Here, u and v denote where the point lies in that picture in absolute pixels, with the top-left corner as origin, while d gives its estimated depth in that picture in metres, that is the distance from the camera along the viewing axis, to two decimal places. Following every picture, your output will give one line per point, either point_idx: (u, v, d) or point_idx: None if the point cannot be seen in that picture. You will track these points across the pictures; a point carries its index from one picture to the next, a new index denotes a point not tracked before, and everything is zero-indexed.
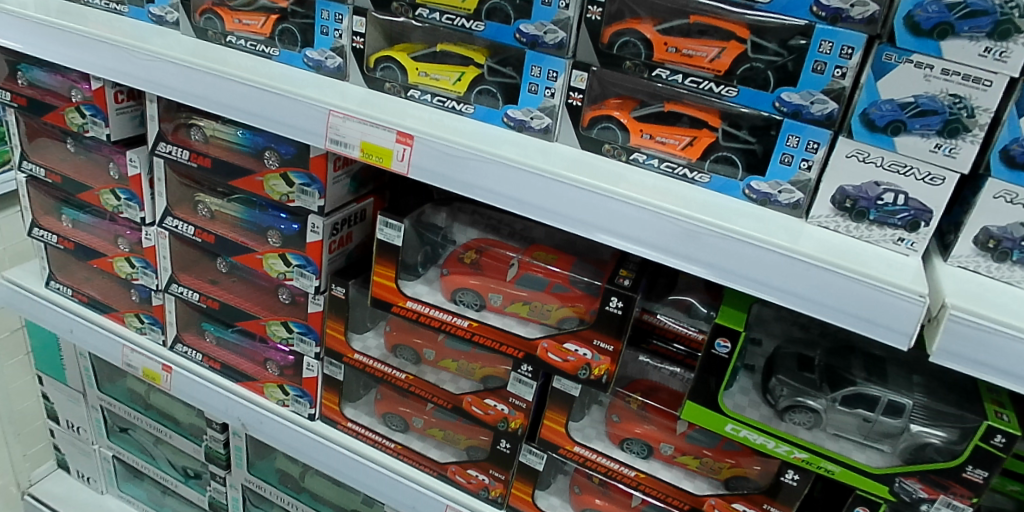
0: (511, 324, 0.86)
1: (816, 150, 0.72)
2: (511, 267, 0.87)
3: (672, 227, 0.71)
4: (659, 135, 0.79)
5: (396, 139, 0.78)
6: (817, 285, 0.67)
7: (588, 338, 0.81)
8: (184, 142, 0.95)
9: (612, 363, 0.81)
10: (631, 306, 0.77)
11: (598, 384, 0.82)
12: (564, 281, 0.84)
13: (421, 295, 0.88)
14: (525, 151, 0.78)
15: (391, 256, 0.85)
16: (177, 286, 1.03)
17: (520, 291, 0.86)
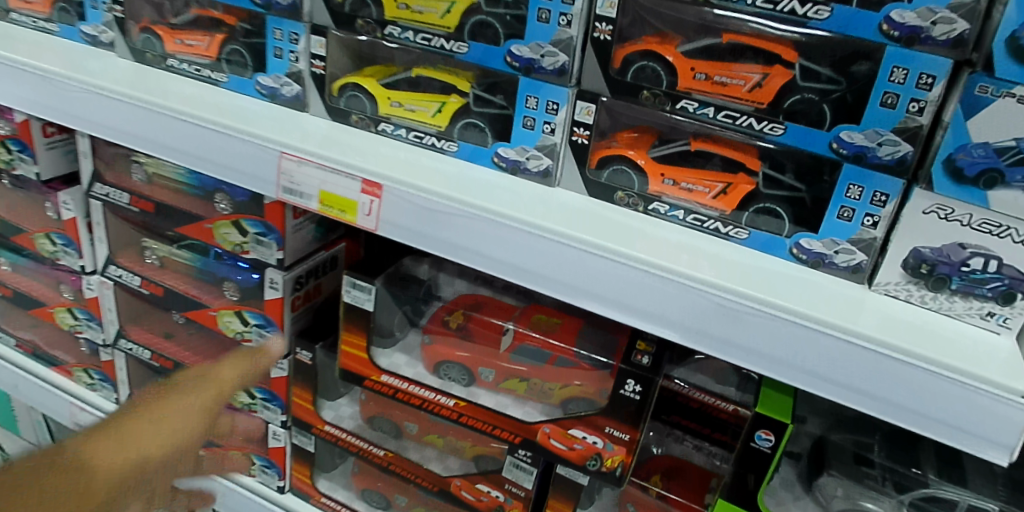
0: (507, 403, 0.73)
1: (883, 203, 0.58)
2: (506, 334, 0.73)
3: (702, 302, 0.56)
4: (684, 180, 0.64)
5: (361, 189, 0.64)
6: (893, 382, 0.52)
7: (599, 424, 0.67)
8: (124, 181, 0.82)
9: (628, 454, 0.67)
10: (652, 391, 0.64)
11: (611, 478, 0.69)
12: (572, 354, 0.70)
13: (399, 367, 0.75)
14: (522, 201, 0.64)
15: (360, 323, 0.72)
16: (126, 342, 0.90)
17: (519, 366, 0.73)
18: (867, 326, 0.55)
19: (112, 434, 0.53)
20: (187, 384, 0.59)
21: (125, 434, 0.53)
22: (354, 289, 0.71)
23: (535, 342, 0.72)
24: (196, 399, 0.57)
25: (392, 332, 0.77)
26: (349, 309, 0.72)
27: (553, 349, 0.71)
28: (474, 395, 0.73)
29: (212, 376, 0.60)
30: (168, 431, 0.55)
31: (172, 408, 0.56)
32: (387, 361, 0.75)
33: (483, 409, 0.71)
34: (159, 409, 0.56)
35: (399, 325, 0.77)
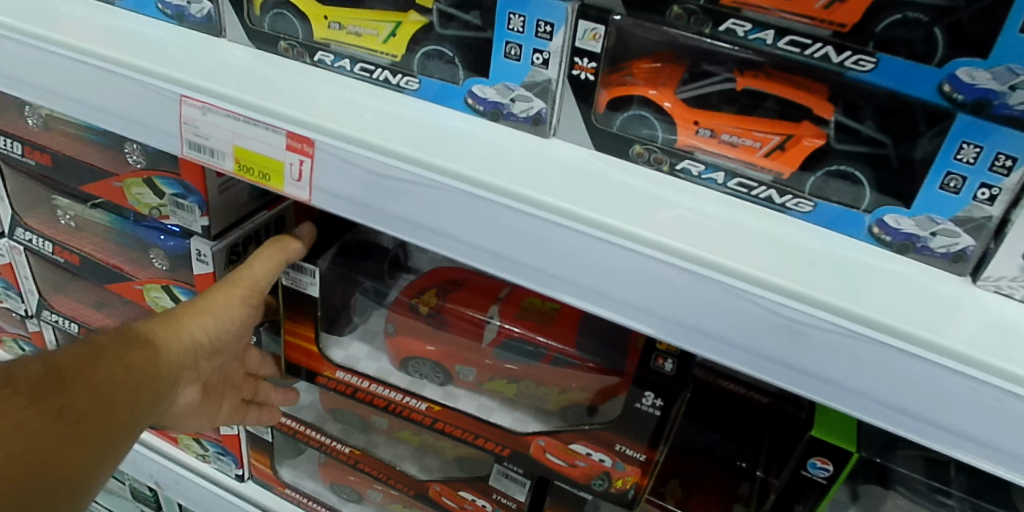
0: (494, 406, 0.65)
1: (1007, 170, 0.40)
2: (488, 323, 0.65)
3: (755, 312, 0.41)
4: (726, 130, 0.48)
5: (286, 146, 0.47)
6: (1010, 429, 0.37)
7: (606, 441, 0.55)
8: (16, 127, 0.66)
9: (642, 476, 0.55)
10: (676, 406, 0.51)
11: (621, 499, 0.58)
12: (568, 351, 0.61)
13: (358, 360, 0.68)
14: (502, 161, 0.47)
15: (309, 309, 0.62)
16: (49, 314, 0.76)
17: (503, 363, 0.65)
18: (990, 348, 0.39)
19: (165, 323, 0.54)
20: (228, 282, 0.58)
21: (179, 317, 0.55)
22: (294, 271, 0.61)
23: (522, 333, 0.63)
24: (233, 289, 0.56)
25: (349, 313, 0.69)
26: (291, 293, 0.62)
27: (549, 346, 0.62)
28: (450, 397, 0.66)
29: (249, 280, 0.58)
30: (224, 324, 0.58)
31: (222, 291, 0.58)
32: (344, 353, 0.68)
33: (459, 415, 0.62)
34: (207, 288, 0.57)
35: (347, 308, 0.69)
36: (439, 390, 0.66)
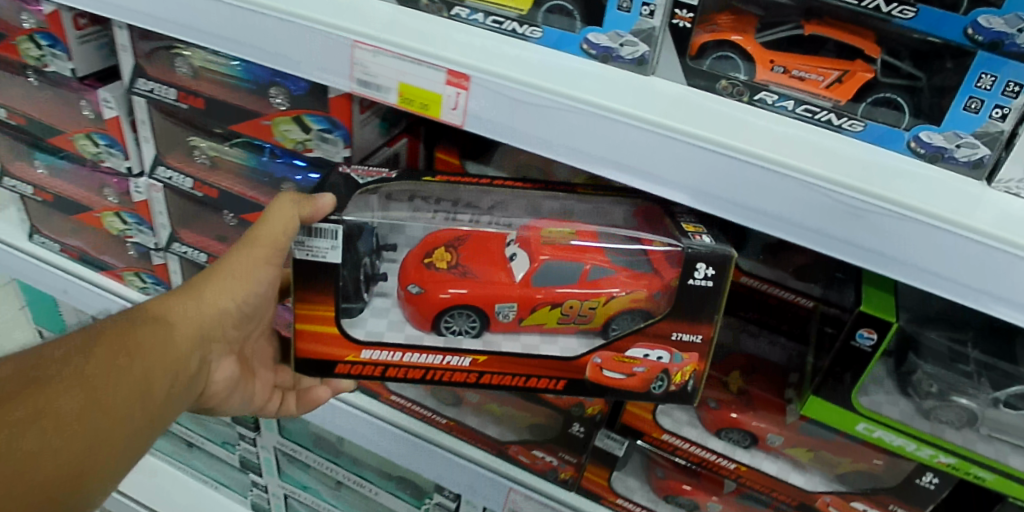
0: (535, 342, 0.72)
1: (1016, 94, 0.53)
2: (512, 261, 0.72)
3: (828, 202, 0.54)
4: (796, 68, 0.61)
5: (446, 81, 0.59)
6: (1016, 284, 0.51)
7: (662, 336, 0.65)
8: (168, 76, 0.76)
9: (699, 363, 0.66)
10: (725, 272, 0.61)
11: (682, 392, 0.68)
12: (603, 261, 0.70)
13: (382, 334, 0.71)
14: (614, 90, 0.59)
15: (328, 280, 0.64)
16: (179, 246, 0.87)
17: (537, 290, 0.72)
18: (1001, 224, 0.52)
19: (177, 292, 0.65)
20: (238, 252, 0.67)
21: (199, 295, 0.64)
22: (311, 237, 0.62)
23: (552, 260, 0.70)
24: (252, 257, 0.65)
25: (359, 289, 0.71)
26: (301, 266, 0.64)
27: (586, 259, 0.70)
28: (492, 344, 0.72)
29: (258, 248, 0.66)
30: (238, 290, 0.67)
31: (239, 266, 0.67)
32: (367, 332, 0.70)
33: (506, 357, 0.68)
34: (219, 260, 0.67)
35: (358, 287, 0.71)
36: (477, 343, 0.72)
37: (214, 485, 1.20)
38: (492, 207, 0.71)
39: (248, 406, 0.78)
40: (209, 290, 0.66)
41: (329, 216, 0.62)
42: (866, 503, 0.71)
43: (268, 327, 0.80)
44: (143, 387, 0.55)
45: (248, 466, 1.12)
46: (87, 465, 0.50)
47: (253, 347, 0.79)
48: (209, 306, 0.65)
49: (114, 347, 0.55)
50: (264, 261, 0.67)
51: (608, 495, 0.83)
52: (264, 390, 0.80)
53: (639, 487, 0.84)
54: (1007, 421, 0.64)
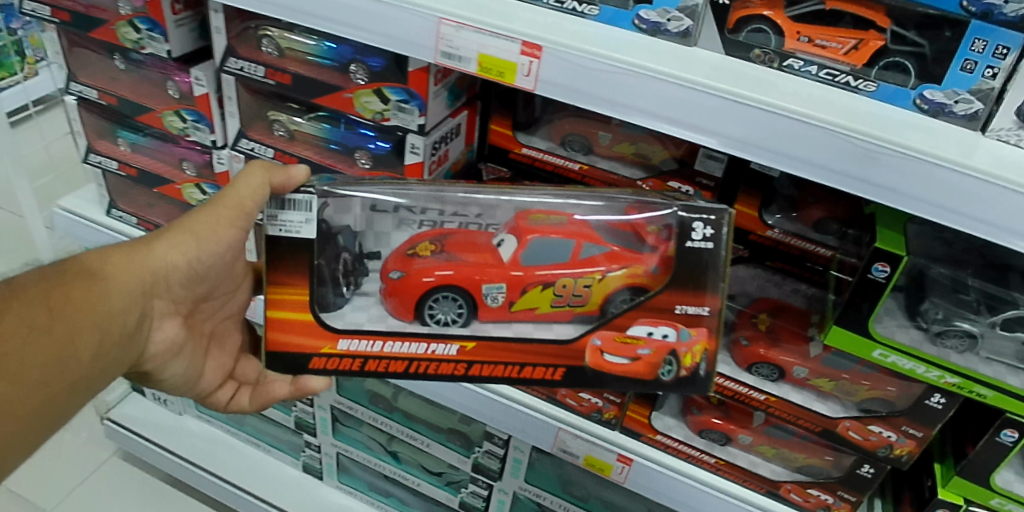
0: (530, 331, 0.70)
1: (1004, 56, 0.63)
2: (500, 246, 0.71)
3: (848, 147, 0.63)
4: (819, 38, 0.71)
5: (521, 51, 0.69)
6: (1010, 213, 0.59)
7: (665, 309, 0.66)
8: (257, 56, 0.85)
9: (709, 340, 0.66)
10: (722, 234, 0.63)
11: (688, 374, 0.68)
12: (597, 240, 0.68)
13: (361, 325, 0.70)
14: (664, 57, 0.69)
15: (305, 256, 0.65)
16: None
17: (528, 272, 0.71)
18: (994, 164, 0.61)
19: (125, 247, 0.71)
20: (194, 221, 0.73)
21: (146, 251, 0.71)
22: (283, 212, 0.64)
23: (541, 238, 0.70)
24: (214, 218, 0.72)
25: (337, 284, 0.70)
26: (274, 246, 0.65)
27: (576, 237, 0.69)
28: (481, 331, 0.70)
29: (215, 217, 0.73)
30: (190, 255, 0.73)
31: (197, 226, 0.73)
32: (345, 323, 0.70)
33: (496, 344, 0.69)
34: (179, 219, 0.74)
35: (334, 282, 0.69)
36: (464, 331, 0.70)
37: (266, 449, 1.32)
38: (482, 213, 0.71)
39: (193, 381, 0.83)
40: (159, 244, 0.72)
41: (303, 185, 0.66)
42: (882, 426, 0.81)
43: (232, 311, 0.86)
44: (64, 340, 0.62)
45: (302, 427, 1.22)
46: (24, 400, 0.58)
47: (215, 325, 0.85)
48: (159, 258, 0.72)
49: (56, 292, 0.63)
50: (224, 226, 0.73)
51: (648, 432, 0.93)
52: (217, 368, 0.85)
53: (676, 424, 0.94)
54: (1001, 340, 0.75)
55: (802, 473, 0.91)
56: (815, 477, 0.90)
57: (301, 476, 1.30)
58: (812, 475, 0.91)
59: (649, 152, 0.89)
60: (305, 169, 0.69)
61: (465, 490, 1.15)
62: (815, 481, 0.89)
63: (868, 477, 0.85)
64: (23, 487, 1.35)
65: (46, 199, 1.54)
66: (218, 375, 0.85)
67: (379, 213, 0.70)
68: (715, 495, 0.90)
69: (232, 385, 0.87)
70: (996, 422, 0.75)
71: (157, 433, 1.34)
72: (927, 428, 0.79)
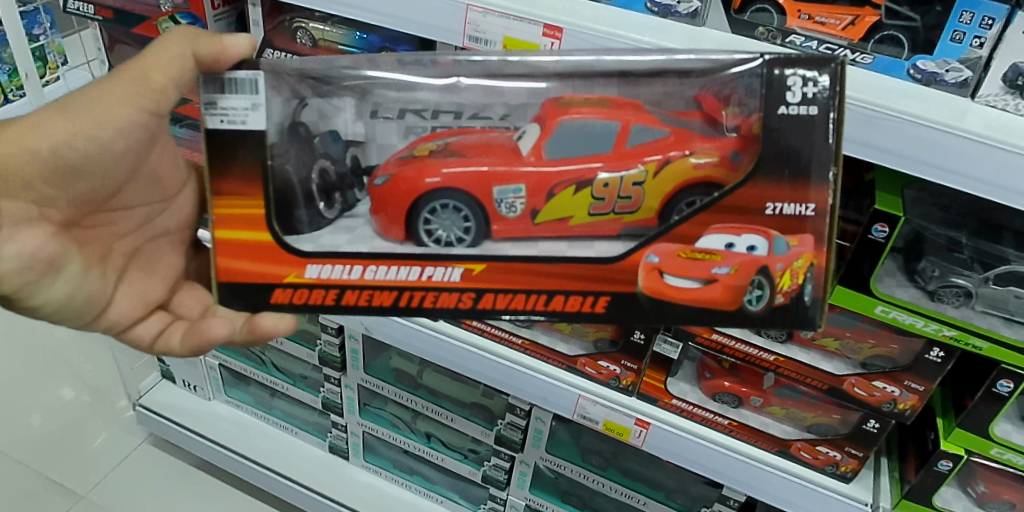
0: (563, 250, 0.59)
1: (990, 26, 0.69)
2: (520, 139, 0.61)
3: (847, 114, 0.68)
4: (818, 14, 0.78)
5: (543, 33, 0.75)
6: (997, 170, 0.64)
7: (754, 210, 0.55)
8: (291, 47, 0.93)
9: (816, 253, 0.55)
10: (828, 100, 0.53)
11: (785, 307, 0.57)
12: (653, 123, 0.60)
13: (339, 247, 0.59)
14: (675, 35, 0.74)
15: (255, 150, 0.57)
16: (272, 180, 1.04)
17: (552, 168, 0.61)
18: (981, 125, 0.66)
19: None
20: (85, 99, 0.67)
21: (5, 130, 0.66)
22: (227, 97, 0.57)
23: (571, 123, 0.61)
24: (115, 90, 0.66)
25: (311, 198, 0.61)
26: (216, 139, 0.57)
27: (622, 120, 0.60)
28: (495, 250, 0.59)
29: (111, 91, 0.66)
30: (61, 135, 0.66)
31: (85, 109, 0.67)
32: (317, 246, 0.59)
33: (509, 265, 0.58)
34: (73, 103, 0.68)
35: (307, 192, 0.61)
36: (470, 251, 0.59)
37: (293, 431, 1.41)
38: (508, 114, 0.62)
39: (89, 299, 0.74)
40: (34, 129, 0.66)
41: (246, 63, 0.58)
42: (885, 381, 0.86)
43: (167, 226, 0.80)
44: None
45: (330, 408, 1.30)
46: None
47: (138, 243, 0.78)
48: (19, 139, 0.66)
49: None
50: (124, 106, 0.67)
51: (665, 396, 0.98)
52: (135, 294, 0.78)
53: (690, 389, 0.99)
54: (995, 295, 0.80)
55: (811, 432, 0.97)
56: (824, 434, 0.96)
57: (329, 457, 1.38)
58: (821, 433, 0.96)
59: None
60: (247, 42, 0.59)
61: (488, 463, 1.20)
62: (823, 438, 0.94)
63: (875, 432, 0.90)
64: (62, 474, 1.44)
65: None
66: (135, 301, 0.78)
67: (381, 119, 0.63)
68: (731, 455, 0.95)
69: (163, 317, 0.80)
70: (993, 373, 0.80)
71: (188, 417, 1.43)
72: (929, 382, 0.84)
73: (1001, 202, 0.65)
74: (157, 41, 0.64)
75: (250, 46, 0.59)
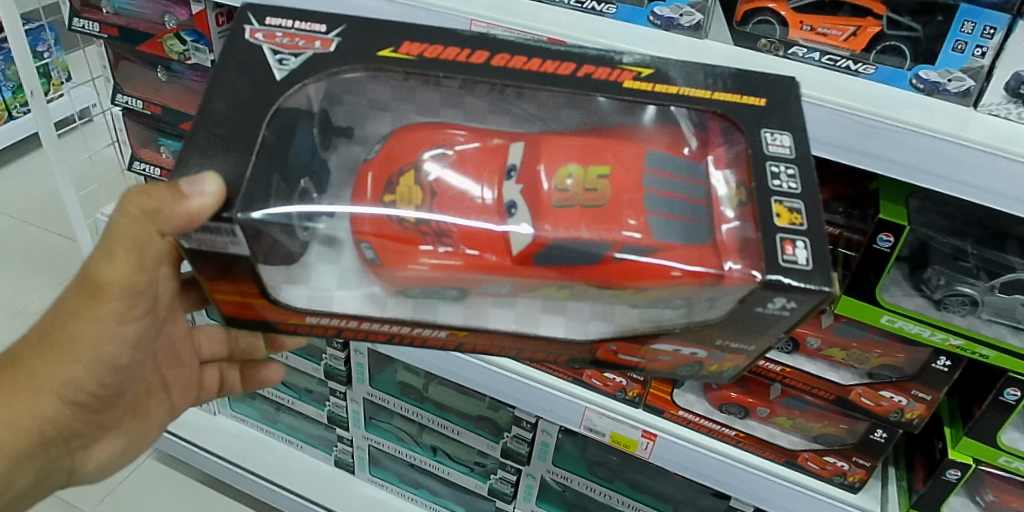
0: (537, 313, 0.60)
1: (992, 36, 0.69)
2: (511, 217, 0.59)
3: (850, 124, 0.68)
4: (821, 26, 0.78)
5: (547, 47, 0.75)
6: (1000, 178, 0.64)
7: (708, 340, 0.55)
8: None
9: (743, 360, 0.57)
10: (807, 308, 0.50)
11: (713, 376, 0.60)
12: (644, 239, 0.56)
13: (330, 292, 0.60)
14: (677, 48, 0.75)
15: (246, 274, 0.53)
16: None
17: (541, 271, 0.59)
18: (980, 132, 0.66)
19: (10, 393, 0.65)
20: (78, 311, 0.64)
21: (47, 370, 0.65)
22: (200, 232, 0.52)
23: (563, 233, 0.57)
24: (98, 305, 0.63)
25: (290, 231, 0.56)
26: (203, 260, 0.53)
27: (614, 238, 0.56)
28: (479, 316, 0.59)
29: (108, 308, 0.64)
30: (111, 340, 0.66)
31: (85, 336, 0.65)
32: (310, 290, 0.59)
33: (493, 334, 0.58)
34: (56, 331, 0.65)
35: (286, 226, 0.55)
36: (460, 310, 0.60)
37: (298, 445, 1.41)
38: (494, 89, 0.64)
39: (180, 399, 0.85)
40: (42, 372, 0.65)
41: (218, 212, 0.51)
42: (892, 391, 0.86)
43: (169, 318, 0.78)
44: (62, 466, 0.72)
45: (335, 422, 1.30)
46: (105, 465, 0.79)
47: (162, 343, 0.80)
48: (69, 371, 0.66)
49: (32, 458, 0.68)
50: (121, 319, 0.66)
51: (669, 407, 0.98)
52: (185, 382, 0.85)
53: (697, 400, 0.98)
54: (1002, 303, 0.79)
55: (818, 442, 0.96)
56: (831, 445, 0.95)
57: (335, 471, 1.38)
58: (828, 443, 0.95)
59: None
60: (210, 188, 0.51)
61: (494, 476, 1.20)
62: (831, 448, 0.94)
63: (882, 442, 0.90)
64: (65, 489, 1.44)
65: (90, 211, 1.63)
66: (189, 384, 0.86)
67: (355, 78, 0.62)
68: (738, 466, 0.95)
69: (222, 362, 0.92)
70: (1000, 383, 0.79)
71: (190, 432, 1.42)
72: (935, 391, 0.83)
73: (1004, 210, 0.66)
74: (112, 239, 0.60)
75: (216, 192, 0.51)
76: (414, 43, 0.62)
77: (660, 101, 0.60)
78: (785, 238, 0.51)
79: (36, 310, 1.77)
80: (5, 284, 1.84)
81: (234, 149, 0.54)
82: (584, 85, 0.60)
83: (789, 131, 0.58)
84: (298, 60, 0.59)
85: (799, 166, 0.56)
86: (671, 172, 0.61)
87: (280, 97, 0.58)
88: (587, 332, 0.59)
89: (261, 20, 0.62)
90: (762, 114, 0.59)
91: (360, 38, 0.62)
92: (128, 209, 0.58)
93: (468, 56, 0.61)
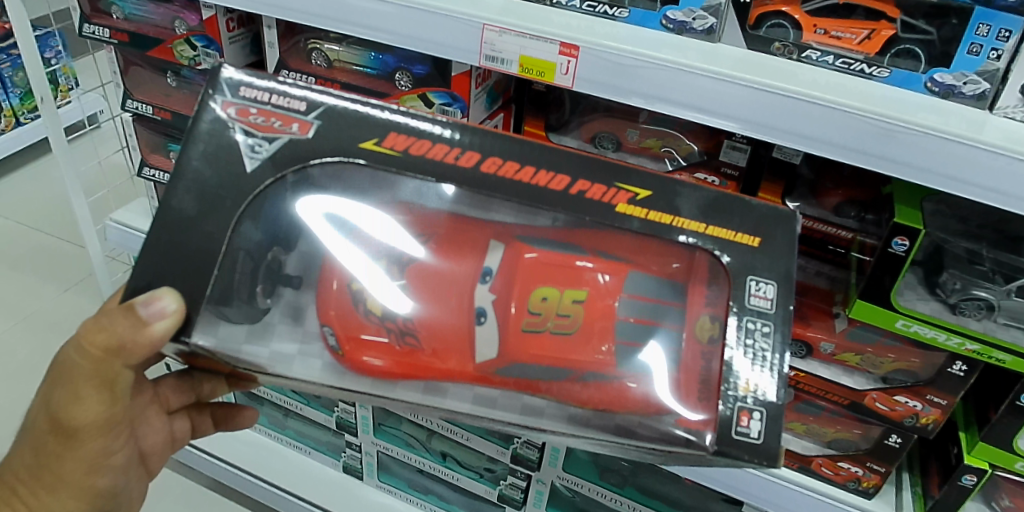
0: (494, 397, 0.62)
1: (1007, 38, 0.69)
2: (478, 325, 0.63)
3: (865, 127, 0.67)
4: (834, 29, 0.79)
5: (559, 51, 0.75)
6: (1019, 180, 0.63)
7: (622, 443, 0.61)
8: (307, 68, 1.04)
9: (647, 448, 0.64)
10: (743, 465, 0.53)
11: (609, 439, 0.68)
12: (606, 369, 0.60)
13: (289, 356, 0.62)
14: (690, 52, 0.75)
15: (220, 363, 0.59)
16: (289, 73, 1.03)
17: (503, 377, 0.62)
18: (998, 135, 0.65)
19: None
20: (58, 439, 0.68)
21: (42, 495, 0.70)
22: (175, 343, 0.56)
23: (523, 361, 0.62)
24: (70, 437, 0.67)
25: (252, 299, 0.62)
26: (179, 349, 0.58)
27: (575, 366, 0.61)
28: (434, 398, 0.62)
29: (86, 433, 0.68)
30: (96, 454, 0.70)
31: (70, 459, 0.69)
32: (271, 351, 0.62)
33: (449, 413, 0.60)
34: (42, 471, 0.70)
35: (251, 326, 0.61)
36: (416, 392, 0.62)
37: (307, 451, 1.41)
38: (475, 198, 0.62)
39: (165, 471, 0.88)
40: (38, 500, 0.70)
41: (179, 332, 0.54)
42: (907, 396, 0.85)
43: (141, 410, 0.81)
44: None
45: (344, 428, 1.30)
46: None
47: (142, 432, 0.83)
48: (59, 491, 0.71)
49: None
50: (98, 438, 0.69)
51: None
52: (157, 444, 0.85)
53: None
54: (1017, 307, 0.79)
55: (832, 448, 0.95)
56: (844, 450, 0.95)
57: (343, 477, 1.38)
58: (842, 448, 0.95)
59: (676, 145, 0.97)
60: (169, 312, 0.54)
61: (504, 482, 1.21)
62: (845, 454, 0.94)
63: (896, 447, 0.90)
64: None
65: (98, 215, 1.63)
66: (162, 445, 0.86)
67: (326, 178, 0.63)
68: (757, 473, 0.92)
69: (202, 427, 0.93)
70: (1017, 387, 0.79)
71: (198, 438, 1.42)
72: (951, 395, 0.83)
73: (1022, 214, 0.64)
74: (71, 381, 0.63)
75: (173, 312, 0.54)
76: (401, 134, 0.59)
77: (651, 230, 0.57)
78: (742, 406, 0.52)
79: (43, 314, 1.77)
80: (13, 289, 1.84)
81: (202, 260, 0.56)
82: (574, 204, 0.57)
83: (776, 278, 0.55)
84: (273, 146, 0.58)
85: (776, 325, 0.54)
86: (653, 297, 0.62)
87: (252, 191, 0.57)
88: (542, 421, 0.60)
89: (232, 88, 0.59)
90: (756, 260, 0.56)
91: (340, 126, 0.58)
92: (84, 359, 0.61)
93: (456, 159, 0.58)
